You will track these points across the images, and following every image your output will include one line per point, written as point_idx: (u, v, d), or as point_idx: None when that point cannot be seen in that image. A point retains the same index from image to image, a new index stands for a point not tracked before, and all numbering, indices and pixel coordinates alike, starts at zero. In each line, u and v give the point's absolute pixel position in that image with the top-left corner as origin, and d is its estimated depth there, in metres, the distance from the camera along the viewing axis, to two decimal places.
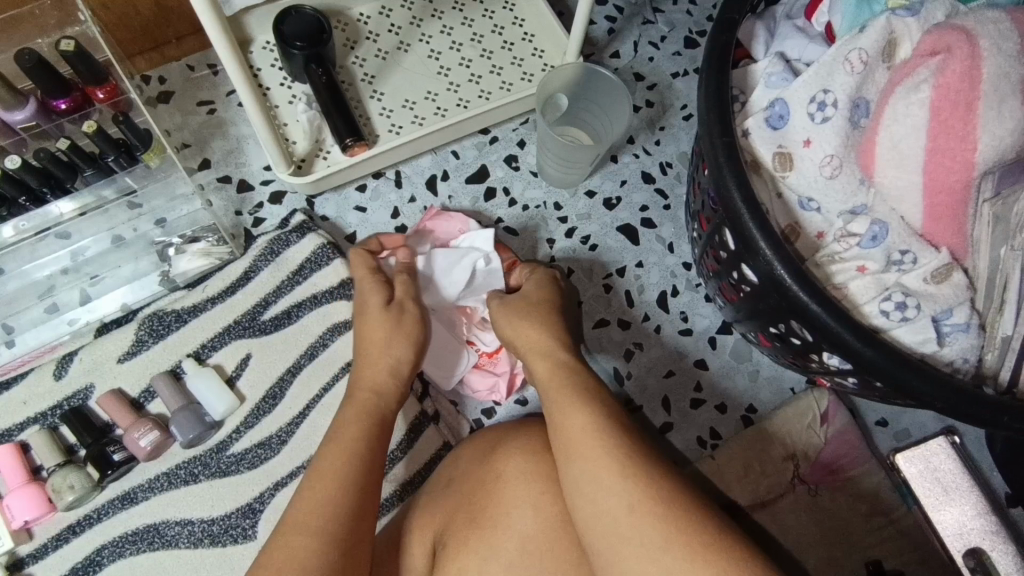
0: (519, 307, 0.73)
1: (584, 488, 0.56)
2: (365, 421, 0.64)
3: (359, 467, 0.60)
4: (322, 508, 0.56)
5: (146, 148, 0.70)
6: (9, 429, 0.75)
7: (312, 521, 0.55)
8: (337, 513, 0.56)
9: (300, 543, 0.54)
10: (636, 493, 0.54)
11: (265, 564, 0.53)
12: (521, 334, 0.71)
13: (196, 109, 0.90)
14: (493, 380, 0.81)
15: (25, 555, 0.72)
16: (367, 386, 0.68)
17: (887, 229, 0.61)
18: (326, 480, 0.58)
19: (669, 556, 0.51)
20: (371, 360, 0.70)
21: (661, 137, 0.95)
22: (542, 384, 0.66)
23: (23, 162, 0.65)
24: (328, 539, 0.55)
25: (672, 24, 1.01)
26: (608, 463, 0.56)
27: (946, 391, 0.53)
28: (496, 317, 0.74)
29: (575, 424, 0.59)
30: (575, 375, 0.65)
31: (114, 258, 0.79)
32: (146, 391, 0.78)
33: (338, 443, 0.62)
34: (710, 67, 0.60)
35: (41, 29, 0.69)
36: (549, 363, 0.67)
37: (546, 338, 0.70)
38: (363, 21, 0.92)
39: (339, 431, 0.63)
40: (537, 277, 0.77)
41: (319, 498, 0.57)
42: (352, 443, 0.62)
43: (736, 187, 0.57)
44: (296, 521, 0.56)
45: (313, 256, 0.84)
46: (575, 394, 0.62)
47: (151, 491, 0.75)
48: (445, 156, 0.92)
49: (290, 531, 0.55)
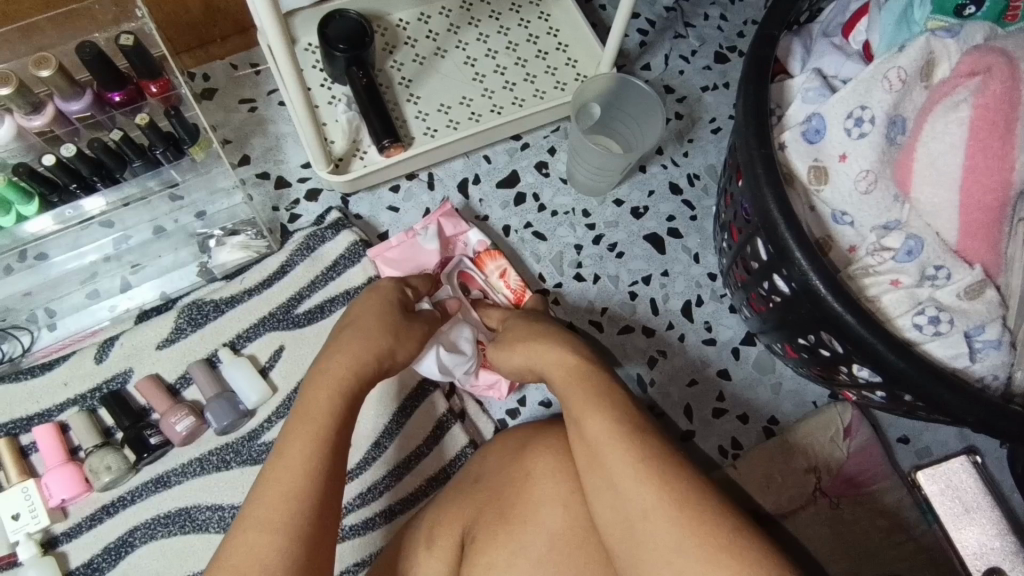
0: (524, 332, 0.73)
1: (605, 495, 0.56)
2: (331, 401, 0.61)
3: (322, 458, 0.57)
4: (280, 495, 0.54)
5: (194, 142, 0.72)
6: (50, 409, 0.77)
7: (274, 519, 0.53)
8: (299, 512, 0.54)
9: (259, 540, 0.52)
10: (653, 498, 0.54)
11: (226, 565, 0.52)
12: (528, 354, 0.71)
13: (237, 106, 0.92)
14: (496, 376, 0.82)
15: (59, 534, 0.74)
16: (348, 361, 0.64)
17: (922, 244, 0.61)
18: (284, 474, 0.55)
19: (687, 560, 0.52)
20: (354, 333, 0.67)
21: (689, 149, 0.97)
22: (560, 389, 0.66)
23: (78, 151, 0.67)
24: (291, 539, 0.53)
25: (703, 38, 1.02)
26: (626, 469, 0.56)
27: (976, 405, 0.54)
28: (503, 341, 0.74)
29: (594, 429, 0.60)
30: (594, 379, 0.65)
31: (156, 249, 0.81)
32: (183, 377, 0.79)
33: (300, 433, 0.58)
34: (750, 79, 0.62)
35: (100, 25, 0.72)
36: (566, 368, 0.67)
37: (558, 348, 0.69)
38: (402, 26, 0.94)
39: (303, 417, 0.60)
40: (517, 313, 0.79)
41: (283, 491, 0.54)
42: (318, 424, 0.59)
43: (773, 198, 0.59)
44: (256, 518, 0.53)
45: (347, 253, 0.86)
46: (594, 398, 0.62)
47: (184, 475, 0.76)
48: (477, 160, 0.94)
49: (250, 524, 0.53)
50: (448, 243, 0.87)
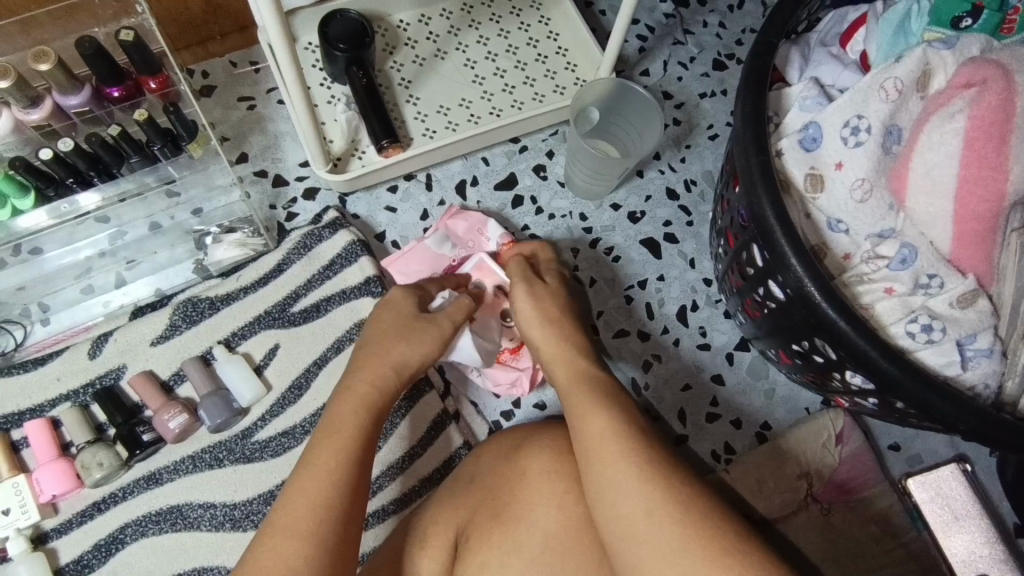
0: (547, 306, 0.73)
1: (604, 494, 0.57)
2: (357, 417, 0.63)
3: (349, 470, 0.59)
4: (312, 501, 0.57)
5: (192, 140, 0.71)
6: (42, 404, 0.76)
7: (303, 524, 0.55)
8: (326, 522, 0.56)
9: (289, 545, 0.54)
10: (652, 498, 0.55)
11: (256, 567, 0.54)
12: (548, 334, 0.72)
13: (236, 104, 0.92)
14: (515, 375, 0.82)
15: (49, 529, 0.73)
16: (371, 379, 0.67)
17: (916, 253, 0.62)
18: (310, 484, 0.58)
19: (686, 559, 0.52)
20: (376, 351, 0.69)
21: (686, 155, 0.97)
22: (563, 387, 0.67)
23: (75, 146, 0.67)
24: (320, 544, 0.55)
25: (701, 45, 1.03)
26: (625, 469, 0.57)
27: (969, 413, 0.55)
28: (521, 312, 0.73)
29: (595, 429, 0.60)
30: (595, 381, 0.66)
31: (151, 245, 0.81)
32: (176, 374, 0.79)
33: (328, 444, 0.60)
34: (748, 85, 0.63)
35: (100, 20, 0.72)
36: (569, 368, 0.68)
37: (569, 342, 0.71)
38: (402, 28, 0.95)
39: (329, 430, 0.62)
40: (554, 275, 0.79)
41: (311, 499, 0.57)
42: (345, 437, 0.61)
43: (769, 205, 0.59)
44: (286, 523, 0.55)
45: (344, 252, 0.86)
46: (596, 398, 0.63)
47: (176, 473, 0.76)
48: (476, 162, 0.94)
49: (280, 529, 0.55)
50: (464, 241, 0.88)
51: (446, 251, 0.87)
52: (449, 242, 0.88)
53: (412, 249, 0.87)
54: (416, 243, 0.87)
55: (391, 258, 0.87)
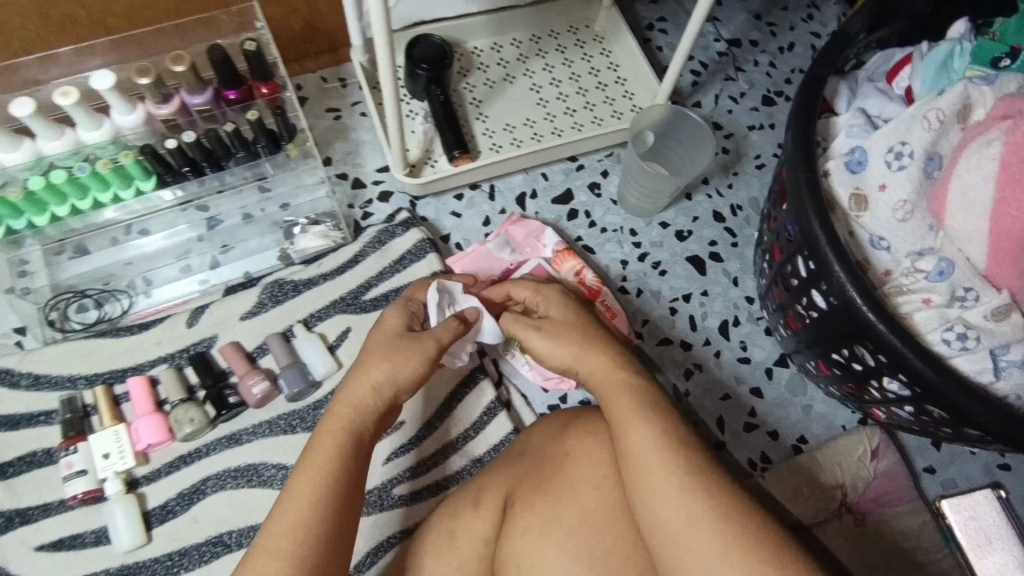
0: (564, 329, 0.72)
1: (646, 499, 0.59)
2: (340, 440, 0.60)
3: (326, 495, 0.57)
4: (293, 524, 0.55)
5: (290, 140, 0.83)
6: (143, 364, 0.85)
7: (285, 548, 0.54)
8: (309, 541, 0.55)
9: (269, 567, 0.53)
10: (694, 507, 0.57)
11: None
12: (574, 350, 0.71)
13: (324, 114, 1.03)
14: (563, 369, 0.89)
15: (140, 476, 0.80)
16: (358, 400, 0.63)
17: (953, 266, 0.66)
18: (293, 506, 0.56)
19: (723, 568, 0.54)
20: (363, 368, 0.65)
21: (733, 181, 1.03)
22: (602, 399, 0.67)
23: (197, 138, 0.77)
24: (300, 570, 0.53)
25: (752, 83, 1.10)
26: (668, 478, 0.58)
27: (999, 416, 0.58)
28: (538, 336, 0.74)
29: (638, 439, 0.61)
30: (637, 391, 0.66)
31: (243, 232, 0.92)
32: (260, 346, 0.87)
33: (311, 466, 0.58)
34: (800, 113, 0.69)
35: (222, 33, 0.84)
36: (605, 380, 0.68)
37: (603, 358, 0.69)
38: (476, 54, 1.04)
39: (314, 451, 0.60)
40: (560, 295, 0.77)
41: (291, 524, 0.55)
42: (327, 458, 0.59)
43: (816, 218, 0.65)
44: (268, 547, 0.54)
45: (414, 249, 0.94)
46: (638, 410, 0.64)
47: (255, 435, 0.83)
48: (536, 177, 1.02)
49: (262, 551, 0.54)
50: (522, 245, 0.96)
51: (505, 254, 0.95)
52: (509, 246, 0.95)
53: (476, 251, 0.94)
54: (479, 244, 0.95)
55: (456, 257, 0.94)
